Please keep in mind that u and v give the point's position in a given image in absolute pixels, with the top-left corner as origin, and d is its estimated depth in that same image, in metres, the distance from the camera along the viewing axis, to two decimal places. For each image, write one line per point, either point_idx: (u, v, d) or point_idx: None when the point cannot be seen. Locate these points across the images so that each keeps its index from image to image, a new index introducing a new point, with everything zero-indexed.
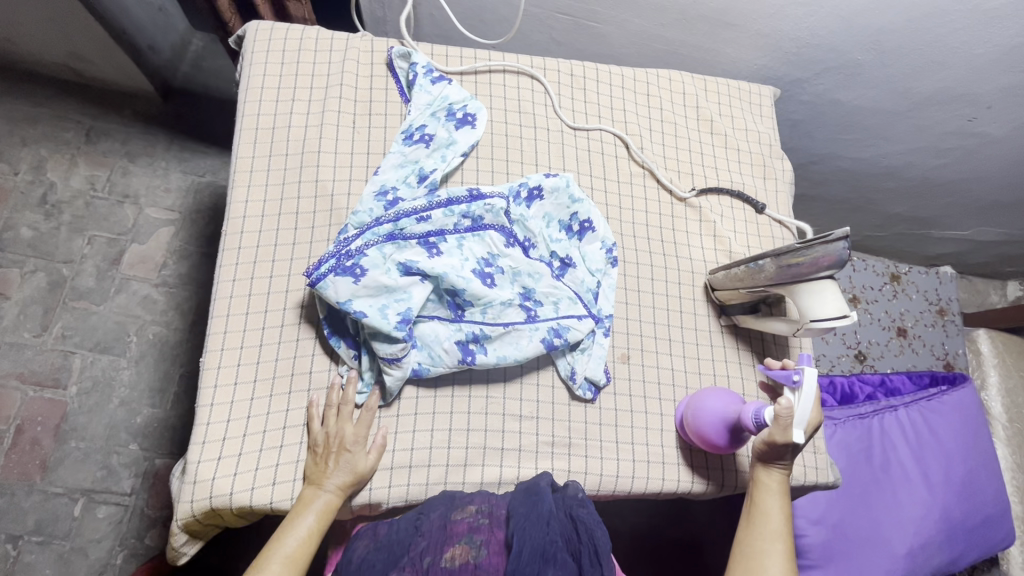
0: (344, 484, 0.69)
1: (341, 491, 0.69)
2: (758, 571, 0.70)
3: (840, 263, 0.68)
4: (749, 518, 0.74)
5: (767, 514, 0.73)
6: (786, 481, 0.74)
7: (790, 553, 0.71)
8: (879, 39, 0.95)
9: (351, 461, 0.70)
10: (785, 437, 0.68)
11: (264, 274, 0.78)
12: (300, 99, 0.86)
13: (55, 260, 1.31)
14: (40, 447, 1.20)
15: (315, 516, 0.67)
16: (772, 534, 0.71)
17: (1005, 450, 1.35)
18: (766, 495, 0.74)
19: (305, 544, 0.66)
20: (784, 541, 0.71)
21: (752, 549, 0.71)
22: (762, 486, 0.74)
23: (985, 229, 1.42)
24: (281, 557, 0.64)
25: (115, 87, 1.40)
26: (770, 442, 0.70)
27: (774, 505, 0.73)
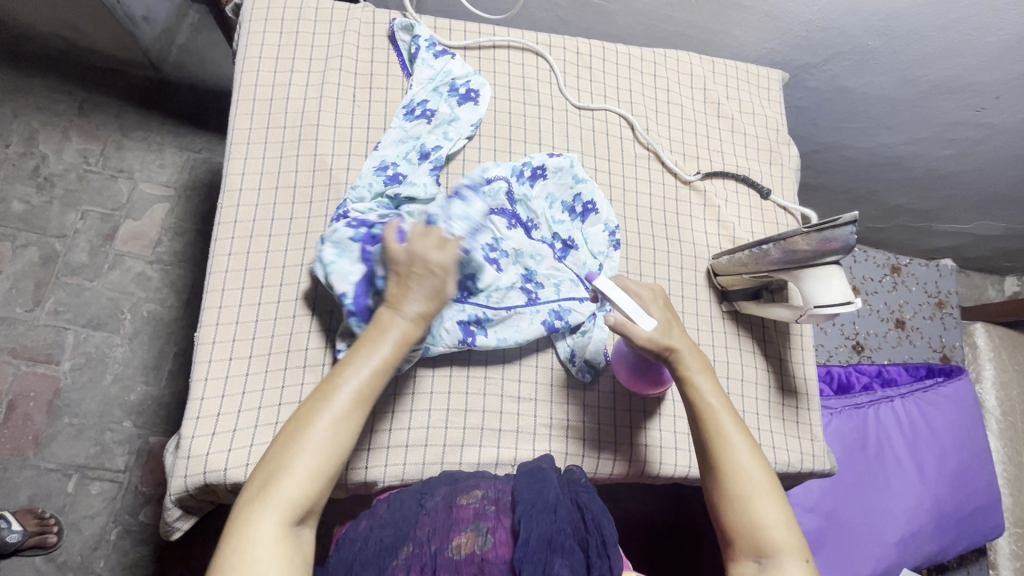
0: (423, 311, 0.58)
1: (419, 320, 0.58)
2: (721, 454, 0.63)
3: (846, 248, 0.68)
4: (697, 422, 0.66)
5: (708, 404, 0.66)
6: (704, 359, 0.68)
7: (739, 423, 0.65)
8: (891, 24, 0.93)
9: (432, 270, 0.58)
10: (646, 334, 0.65)
11: (261, 249, 0.77)
12: (299, 70, 0.84)
13: (47, 234, 1.28)
14: (32, 423, 1.19)
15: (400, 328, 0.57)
16: (720, 424, 0.65)
17: (997, 442, 1.36)
18: (695, 389, 0.66)
19: (380, 370, 0.56)
20: (730, 414, 0.65)
21: (715, 450, 0.64)
22: (687, 383, 0.67)
23: (986, 223, 1.41)
24: (354, 380, 0.55)
25: (109, 59, 1.37)
26: (645, 347, 0.66)
27: (708, 390, 0.66)
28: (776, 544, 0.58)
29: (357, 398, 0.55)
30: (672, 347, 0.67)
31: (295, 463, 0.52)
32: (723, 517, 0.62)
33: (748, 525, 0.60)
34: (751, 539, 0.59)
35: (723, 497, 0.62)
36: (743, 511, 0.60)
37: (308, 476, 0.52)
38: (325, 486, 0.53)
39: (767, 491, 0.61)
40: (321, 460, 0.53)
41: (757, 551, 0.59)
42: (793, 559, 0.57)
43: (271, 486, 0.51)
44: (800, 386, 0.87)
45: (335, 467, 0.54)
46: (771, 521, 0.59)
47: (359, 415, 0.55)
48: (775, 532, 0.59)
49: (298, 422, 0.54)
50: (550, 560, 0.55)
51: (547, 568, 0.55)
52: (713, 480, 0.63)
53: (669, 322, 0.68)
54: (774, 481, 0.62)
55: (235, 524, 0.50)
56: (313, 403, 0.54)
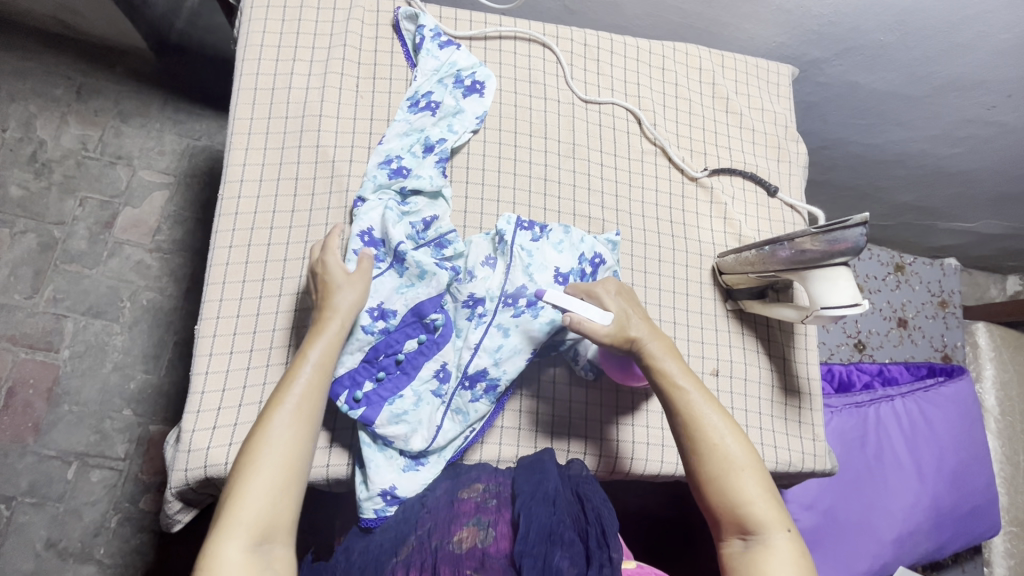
0: (350, 307, 0.65)
1: (347, 317, 0.64)
2: (696, 433, 0.63)
3: (856, 249, 0.67)
4: (670, 407, 0.65)
5: (678, 385, 0.65)
6: (665, 341, 0.68)
7: (708, 397, 0.65)
8: (904, 18, 0.92)
9: (344, 285, 0.65)
10: (604, 331, 0.65)
11: (262, 242, 0.76)
12: (301, 59, 0.83)
13: (46, 220, 1.27)
14: (32, 410, 1.19)
15: (321, 354, 0.61)
16: (693, 407, 0.64)
17: (996, 442, 1.36)
18: (664, 374, 0.66)
19: (311, 389, 0.58)
20: (697, 389, 0.65)
21: (691, 433, 0.63)
22: (653, 369, 0.67)
23: (992, 222, 1.40)
24: (291, 402, 0.57)
25: (107, 43, 1.35)
26: (605, 344, 0.66)
27: (676, 372, 0.66)
28: (758, 519, 0.58)
29: (293, 425, 0.56)
30: (632, 338, 0.67)
31: (248, 489, 0.51)
32: (706, 500, 0.61)
33: (731, 504, 0.59)
34: (733, 518, 0.59)
35: (703, 482, 0.61)
36: (722, 488, 0.60)
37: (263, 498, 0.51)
38: (286, 506, 0.52)
39: (747, 466, 0.61)
40: (279, 480, 0.52)
41: (742, 528, 0.58)
42: (777, 531, 0.58)
43: (227, 515, 0.50)
44: (803, 386, 0.87)
45: (294, 482, 0.53)
46: (752, 496, 0.59)
47: (306, 430, 0.56)
48: (756, 506, 0.59)
49: (246, 452, 0.54)
50: (550, 553, 0.55)
51: (547, 560, 0.54)
52: (691, 466, 0.63)
53: (626, 311, 0.68)
54: (751, 455, 0.62)
55: (201, 558, 0.48)
56: (256, 433, 0.55)
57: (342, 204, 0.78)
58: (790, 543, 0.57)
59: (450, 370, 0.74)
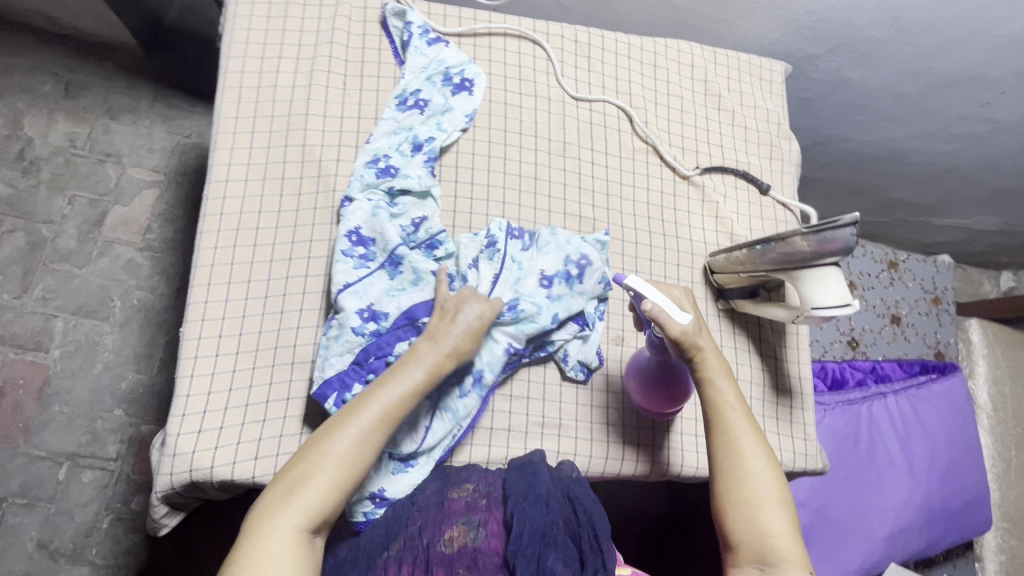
0: (457, 351, 0.64)
1: (451, 358, 0.63)
2: (738, 456, 0.64)
3: (846, 249, 0.66)
4: (711, 425, 0.67)
5: (729, 406, 0.67)
6: (724, 362, 0.69)
7: (755, 430, 0.66)
8: (898, 15, 0.91)
9: (462, 330, 0.65)
10: (679, 327, 0.65)
11: (248, 243, 0.75)
12: (287, 57, 0.81)
13: (34, 219, 1.26)
14: (22, 411, 1.18)
15: (426, 370, 0.61)
16: (737, 430, 0.65)
17: (988, 438, 1.36)
18: (716, 392, 0.67)
19: (407, 398, 0.60)
20: (746, 417, 0.66)
21: (729, 454, 0.65)
22: (708, 385, 0.68)
23: (986, 218, 1.40)
24: (382, 405, 0.58)
25: (94, 39, 1.33)
26: (674, 340, 0.65)
27: (729, 394, 0.67)
28: (779, 552, 0.58)
29: (369, 435, 0.57)
30: (698, 347, 0.67)
31: (319, 475, 0.54)
32: (728, 522, 0.62)
33: (755, 531, 0.60)
34: (754, 544, 0.59)
35: (731, 503, 0.62)
36: (750, 512, 0.61)
37: (329, 485, 0.54)
38: (343, 497, 0.55)
39: (775, 501, 0.61)
40: (346, 473, 0.55)
41: (761, 557, 0.59)
42: (795, 568, 0.58)
43: (296, 492, 0.53)
44: (794, 386, 0.86)
45: (357, 481, 0.56)
46: (776, 530, 0.60)
47: (387, 431, 0.58)
48: (779, 540, 0.59)
49: (327, 434, 0.56)
50: (544, 553, 0.56)
51: (540, 562, 0.55)
52: (721, 484, 0.64)
53: (698, 323, 0.68)
54: (783, 491, 0.63)
55: (251, 530, 0.51)
56: (343, 420, 0.57)
57: (328, 205, 0.77)
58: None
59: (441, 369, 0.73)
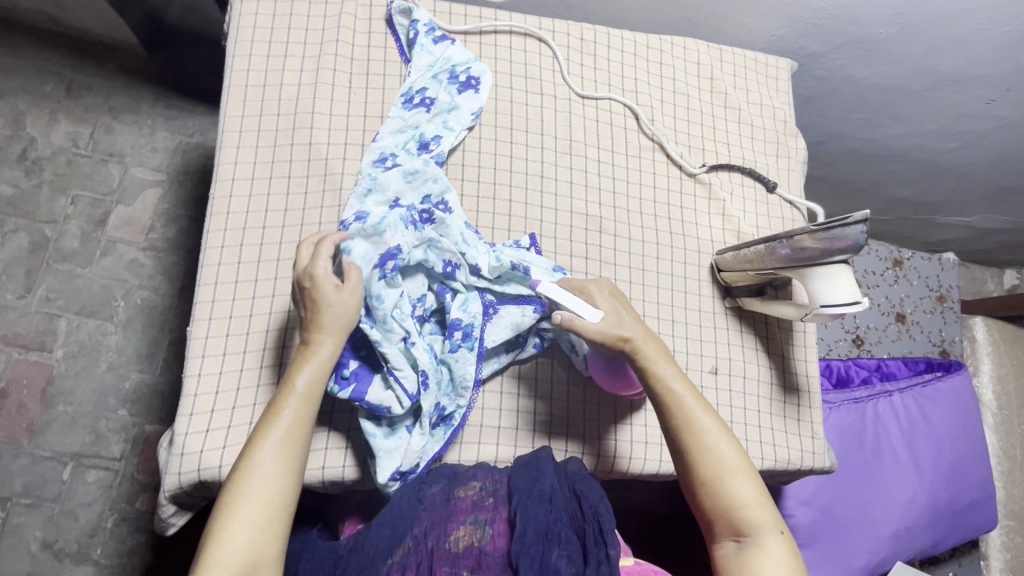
0: (336, 327, 0.63)
1: (335, 340, 0.63)
2: (693, 438, 0.64)
3: (856, 247, 0.67)
4: (664, 411, 0.66)
5: (673, 389, 0.66)
6: (660, 344, 0.69)
7: (704, 404, 0.66)
8: (903, 12, 0.91)
9: (332, 302, 0.63)
10: (594, 327, 0.66)
11: (255, 241, 0.75)
12: (293, 56, 0.81)
13: (36, 219, 1.26)
14: (26, 411, 1.17)
15: (308, 382, 0.60)
16: (687, 410, 0.65)
17: (993, 436, 1.36)
18: (657, 378, 0.67)
19: (297, 420, 0.59)
20: (693, 396, 0.66)
21: (683, 439, 0.64)
22: (648, 373, 0.67)
23: (991, 216, 1.39)
24: (276, 435, 0.57)
25: (96, 39, 1.33)
26: (595, 341, 0.67)
27: (670, 375, 0.67)
28: (752, 522, 0.60)
29: (279, 452, 0.57)
30: (625, 338, 0.67)
31: (232, 524, 0.52)
32: (699, 501, 0.63)
33: (725, 508, 0.61)
34: (727, 519, 0.61)
35: (697, 485, 0.63)
36: (718, 493, 0.62)
37: (255, 517, 0.53)
38: (270, 536, 0.53)
39: (741, 471, 0.62)
40: (263, 515, 0.53)
41: (735, 530, 0.60)
42: (770, 533, 0.59)
43: (210, 552, 0.51)
44: (801, 383, 0.86)
45: (278, 518, 0.54)
46: (747, 499, 0.61)
47: (289, 459, 0.57)
48: (749, 510, 0.60)
49: (229, 488, 0.55)
50: (547, 551, 0.56)
51: (544, 560, 0.55)
52: (683, 468, 0.64)
53: (619, 313, 0.69)
54: (744, 459, 0.64)
55: None
56: (240, 467, 0.56)
57: (335, 203, 0.77)
58: (782, 544, 0.59)
59: (429, 374, 0.71)
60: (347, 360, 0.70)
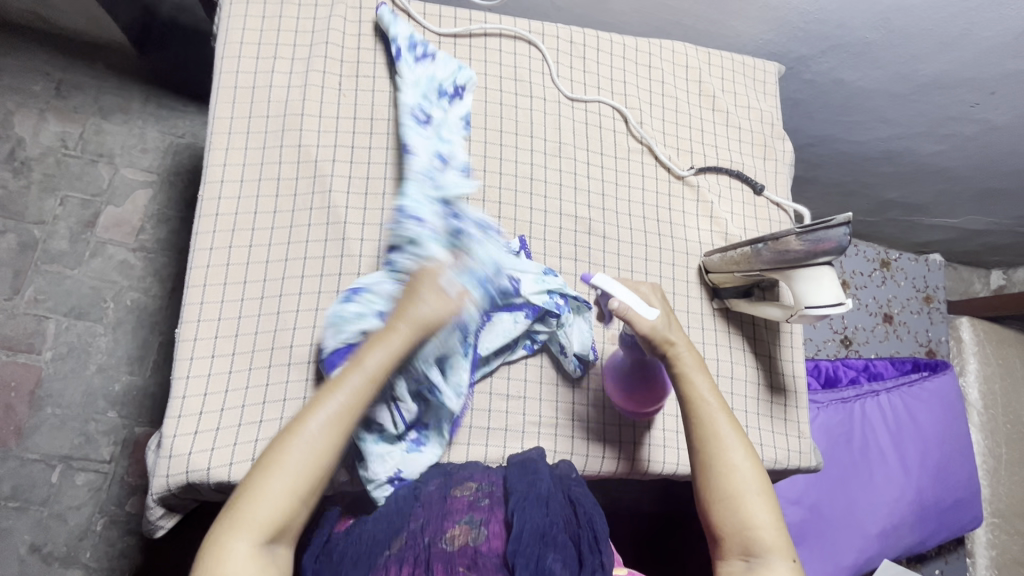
0: (423, 324, 0.61)
1: (417, 334, 0.61)
2: (719, 454, 0.64)
3: (839, 248, 0.68)
4: (691, 422, 0.68)
5: (704, 403, 0.67)
6: (698, 357, 0.70)
7: (733, 423, 0.66)
8: (889, 16, 0.92)
9: (429, 300, 0.62)
10: (648, 323, 0.67)
11: (243, 244, 0.75)
12: (282, 58, 0.81)
13: (25, 220, 1.25)
14: (14, 413, 1.17)
15: (375, 367, 0.59)
16: (716, 424, 0.66)
17: (979, 435, 1.38)
18: (692, 388, 0.68)
19: (355, 402, 0.58)
20: (724, 412, 0.67)
21: (710, 450, 0.65)
22: (684, 382, 0.69)
23: (977, 218, 1.41)
24: (331, 411, 0.56)
25: (86, 39, 1.32)
26: (644, 336, 0.68)
27: (705, 391, 0.68)
28: (763, 542, 0.59)
29: (331, 425, 0.56)
30: (670, 343, 0.69)
31: (269, 487, 0.53)
32: (713, 516, 0.62)
33: (738, 525, 0.61)
34: (739, 538, 0.60)
35: (713, 498, 0.63)
36: (732, 509, 0.61)
37: (293, 488, 0.53)
38: (299, 507, 0.54)
39: (759, 492, 0.62)
40: (297, 484, 0.54)
41: (745, 548, 0.59)
42: (781, 558, 0.58)
43: (243, 508, 0.52)
44: (788, 384, 0.87)
45: (310, 489, 0.55)
46: (761, 521, 0.60)
47: (336, 441, 0.56)
48: (762, 531, 0.60)
49: (275, 448, 0.55)
50: (543, 554, 0.57)
51: (540, 562, 0.56)
52: (702, 479, 0.64)
53: (669, 318, 0.70)
54: (765, 484, 0.63)
55: (211, 540, 0.51)
56: (288, 432, 0.55)
57: (324, 205, 0.77)
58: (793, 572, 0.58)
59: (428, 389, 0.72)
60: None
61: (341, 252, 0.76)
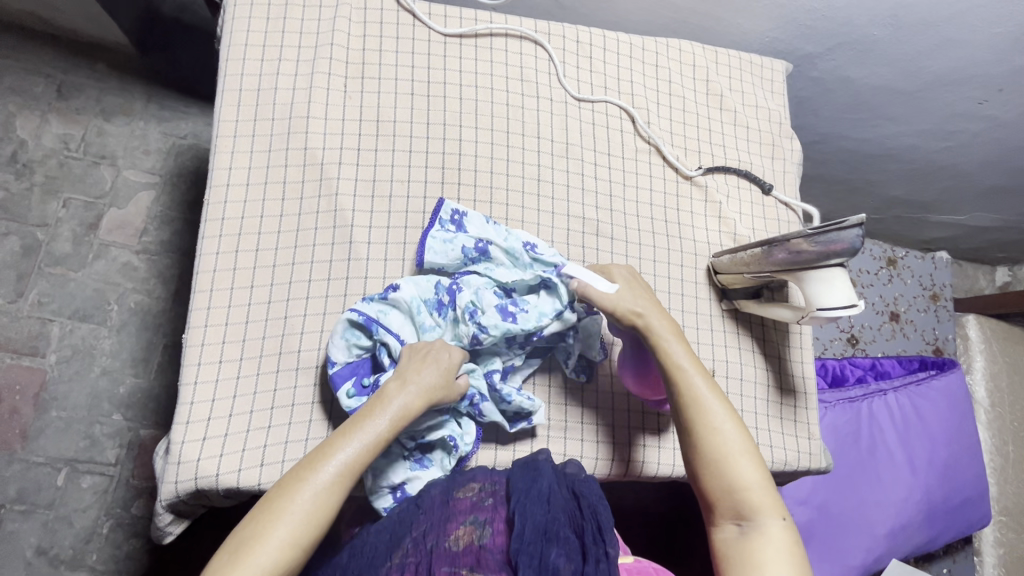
0: (428, 391, 0.65)
1: (421, 399, 0.64)
2: (699, 417, 0.64)
3: (851, 250, 0.67)
4: (670, 387, 0.67)
5: (680, 367, 0.67)
6: (670, 323, 0.71)
7: (711, 384, 0.67)
8: (897, 13, 0.92)
9: (431, 370, 0.66)
10: (607, 296, 0.72)
11: (250, 248, 0.75)
12: (288, 60, 0.81)
13: (28, 223, 1.24)
14: (19, 416, 1.16)
15: (378, 429, 0.60)
16: (693, 387, 0.66)
17: (987, 434, 1.37)
18: (667, 353, 0.69)
19: (357, 460, 0.59)
20: (702, 374, 0.67)
21: (692, 415, 0.65)
22: (658, 348, 0.69)
23: (983, 215, 1.40)
24: (334, 464, 0.57)
25: (86, 40, 1.31)
26: (608, 309, 0.72)
27: (680, 356, 0.68)
28: (753, 505, 0.59)
29: (334, 478, 0.57)
30: (639, 313, 0.71)
31: (271, 532, 0.53)
32: (704, 483, 0.62)
33: (728, 488, 0.60)
34: (730, 501, 0.60)
35: (702, 464, 0.63)
36: (721, 472, 0.61)
37: (292, 534, 0.54)
38: (298, 555, 0.54)
39: (745, 453, 0.62)
40: (298, 530, 0.54)
41: (738, 513, 0.59)
42: (773, 518, 0.58)
43: (246, 549, 0.52)
44: (798, 385, 0.87)
45: (308, 538, 0.55)
46: (748, 482, 0.60)
47: (340, 489, 0.57)
48: (752, 492, 0.60)
49: (279, 494, 0.56)
50: (546, 550, 0.56)
51: (544, 558, 0.55)
52: (689, 445, 0.64)
53: (635, 289, 0.73)
54: (748, 442, 0.63)
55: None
56: (290, 481, 0.57)
57: (331, 208, 0.76)
58: (786, 531, 0.58)
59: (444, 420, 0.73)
60: (368, 372, 0.71)
61: (348, 256, 0.75)
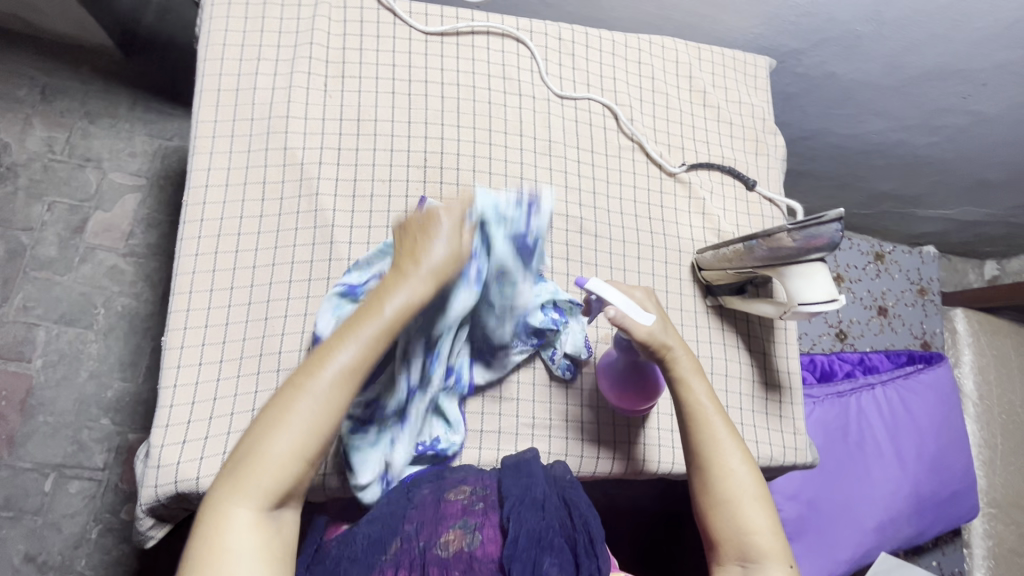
0: (426, 283, 0.58)
1: (419, 293, 0.58)
2: (715, 459, 0.66)
3: (831, 244, 0.68)
4: (688, 426, 0.69)
5: (702, 408, 0.68)
6: (694, 361, 0.71)
7: (730, 428, 0.69)
8: (879, 9, 0.92)
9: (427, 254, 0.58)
10: (644, 328, 0.67)
11: (229, 249, 0.74)
12: (266, 59, 0.80)
13: (12, 226, 1.23)
14: (5, 422, 1.15)
15: (375, 327, 0.56)
16: (712, 428, 0.68)
17: (976, 426, 1.38)
18: (689, 391, 0.69)
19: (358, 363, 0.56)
20: (721, 417, 0.68)
21: (707, 456, 0.67)
22: (682, 386, 0.69)
23: (970, 209, 1.41)
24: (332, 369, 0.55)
25: (69, 42, 1.30)
26: (642, 342, 0.68)
27: (702, 395, 0.69)
28: (760, 549, 0.62)
29: (333, 385, 0.55)
30: (666, 347, 0.69)
31: (271, 445, 0.53)
32: (711, 523, 0.65)
33: (736, 531, 0.63)
34: (736, 543, 0.63)
35: (713, 503, 0.65)
36: (730, 515, 0.64)
37: (294, 446, 0.53)
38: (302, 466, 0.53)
39: (755, 496, 0.65)
40: (299, 440, 0.53)
41: (744, 555, 0.62)
42: (776, 563, 0.61)
43: (250, 465, 0.52)
44: (783, 380, 0.87)
45: (311, 446, 0.54)
46: (757, 526, 0.63)
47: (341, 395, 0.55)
48: (759, 536, 0.63)
49: (279, 402, 0.54)
50: (539, 558, 0.56)
51: (537, 567, 0.55)
52: (701, 484, 0.66)
53: (664, 321, 0.71)
54: (759, 486, 0.66)
55: (217, 497, 0.52)
56: (290, 389, 0.55)
57: (311, 209, 0.76)
58: None
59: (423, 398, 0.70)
60: None
61: (329, 256, 0.75)
